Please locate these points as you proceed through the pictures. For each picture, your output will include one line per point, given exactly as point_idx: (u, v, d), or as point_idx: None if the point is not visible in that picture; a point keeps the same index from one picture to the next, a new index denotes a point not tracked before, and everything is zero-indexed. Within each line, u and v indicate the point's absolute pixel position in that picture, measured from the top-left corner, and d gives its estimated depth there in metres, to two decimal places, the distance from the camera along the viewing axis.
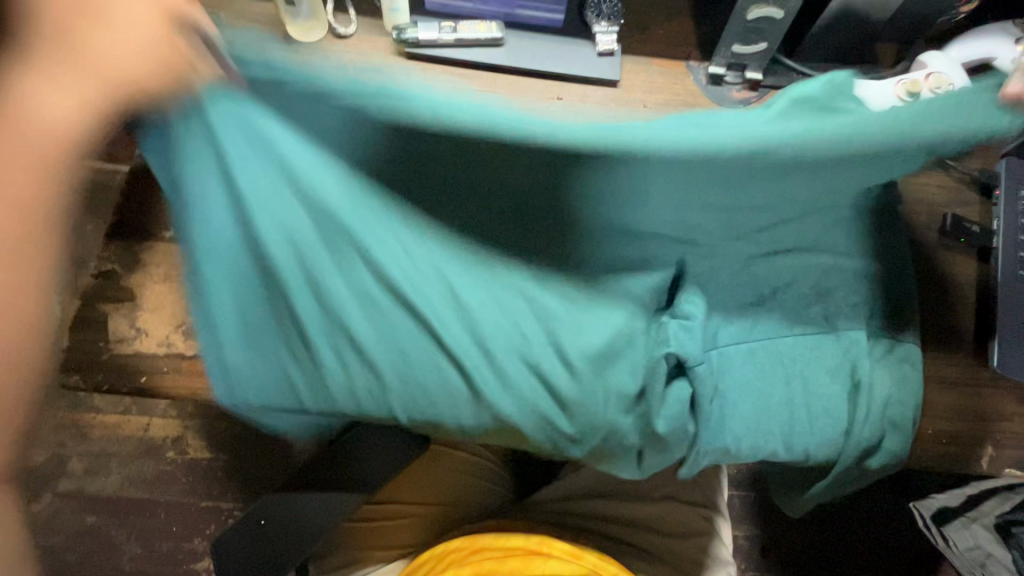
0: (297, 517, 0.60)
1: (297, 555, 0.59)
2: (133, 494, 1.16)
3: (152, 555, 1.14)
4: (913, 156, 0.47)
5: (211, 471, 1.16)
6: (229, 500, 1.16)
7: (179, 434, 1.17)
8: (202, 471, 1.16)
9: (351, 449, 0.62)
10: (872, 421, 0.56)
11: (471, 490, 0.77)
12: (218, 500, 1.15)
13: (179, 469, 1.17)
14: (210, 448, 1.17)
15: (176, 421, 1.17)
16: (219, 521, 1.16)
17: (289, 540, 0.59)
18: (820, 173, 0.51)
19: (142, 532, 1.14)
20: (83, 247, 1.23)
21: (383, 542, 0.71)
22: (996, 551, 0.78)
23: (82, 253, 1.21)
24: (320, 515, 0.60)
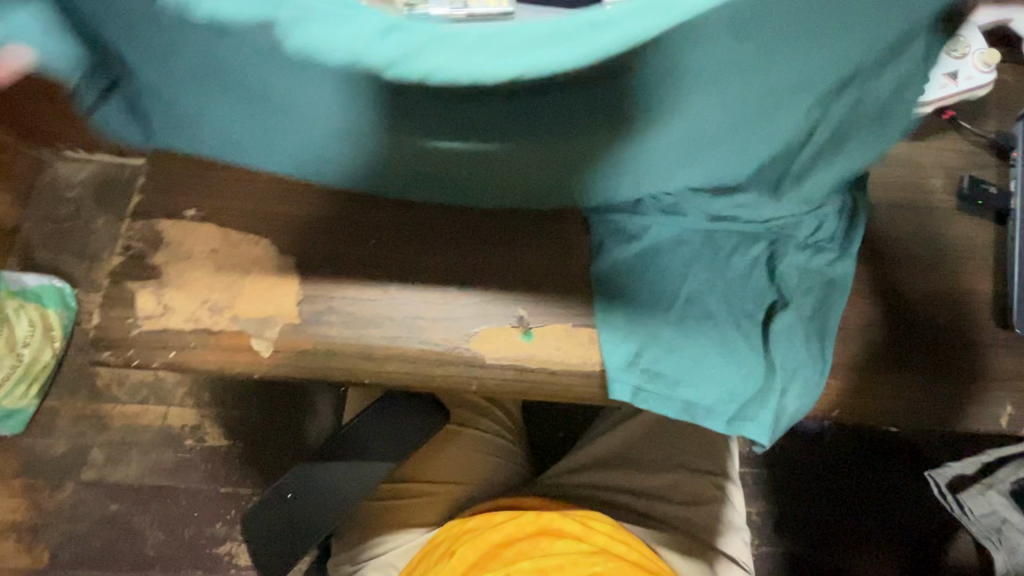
0: (320, 494, 0.60)
1: (322, 532, 0.60)
2: (154, 482, 1.18)
3: (174, 541, 1.16)
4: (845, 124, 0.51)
5: (228, 458, 1.18)
6: (247, 486, 1.17)
7: (197, 422, 1.20)
8: (220, 459, 1.18)
9: (370, 426, 0.63)
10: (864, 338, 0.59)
11: (488, 467, 0.78)
12: (236, 487, 1.17)
13: (197, 457, 1.19)
14: (227, 436, 1.19)
15: (194, 409, 1.20)
16: (238, 507, 1.18)
17: (314, 516, 0.60)
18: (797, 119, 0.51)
19: (164, 519, 1.17)
20: (98, 242, 1.27)
21: (406, 520, 0.72)
22: (1011, 515, 0.79)
23: (98, 247, 1.26)
24: (343, 491, 0.61)
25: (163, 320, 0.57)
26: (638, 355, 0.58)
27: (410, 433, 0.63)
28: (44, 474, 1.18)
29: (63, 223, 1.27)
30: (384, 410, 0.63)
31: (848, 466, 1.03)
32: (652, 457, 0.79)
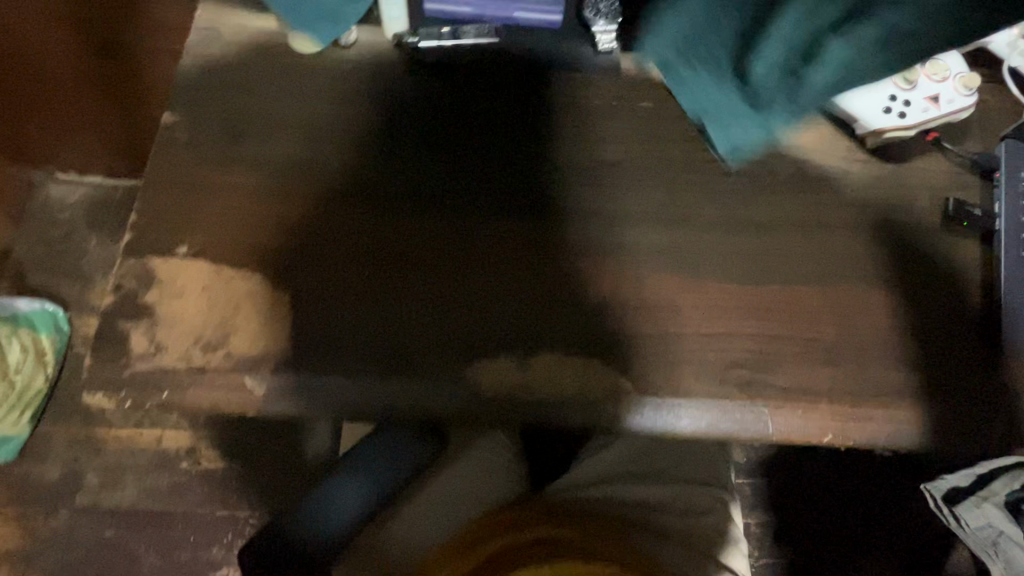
0: (316, 524, 0.60)
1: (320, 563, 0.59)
2: (150, 506, 1.17)
3: (173, 564, 1.15)
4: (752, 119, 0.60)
5: (226, 480, 1.17)
6: (246, 507, 1.17)
7: (192, 446, 1.19)
8: (217, 481, 1.18)
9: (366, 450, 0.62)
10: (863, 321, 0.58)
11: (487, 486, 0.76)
12: (235, 509, 1.17)
13: (194, 480, 1.18)
14: (223, 458, 1.18)
15: (189, 433, 1.19)
16: (237, 529, 1.17)
17: (310, 546, 0.59)
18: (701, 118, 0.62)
19: (161, 542, 1.16)
20: (88, 266, 1.27)
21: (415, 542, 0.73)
22: (1008, 529, 0.78)
23: (89, 271, 1.26)
24: (338, 522, 0.60)
25: (156, 358, 0.57)
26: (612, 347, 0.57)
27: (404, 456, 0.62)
28: (38, 500, 1.17)
29: (58, 248, 1.26)
30: (382, 434, 0.63)
31: (845, 479, 1.03)
32: (657, 471, 0.78)
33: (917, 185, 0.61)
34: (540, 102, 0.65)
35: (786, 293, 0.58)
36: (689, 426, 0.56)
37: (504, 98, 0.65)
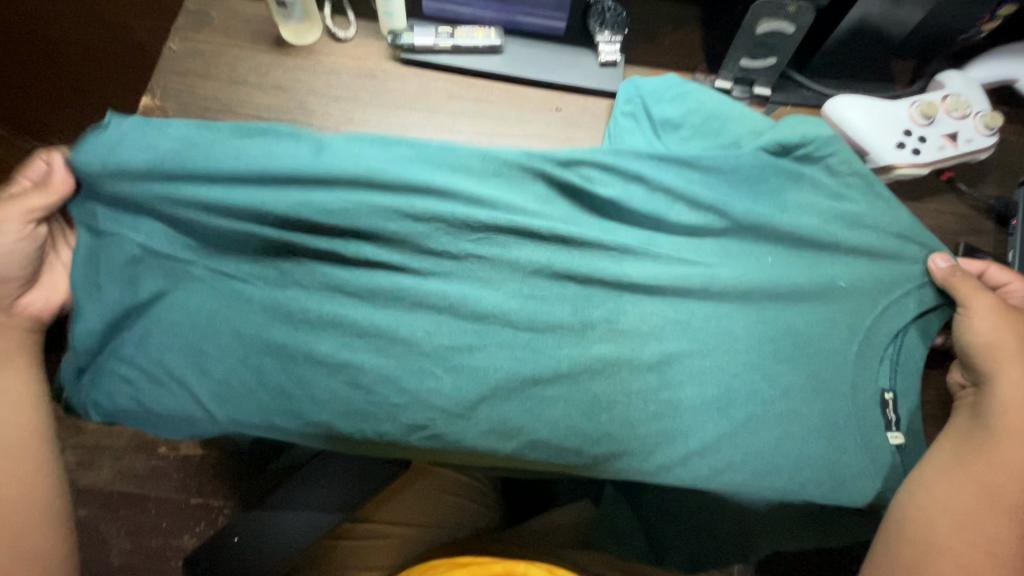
0: (273, 537, 0.53)
1: None
2: (117, 492, 1.02)
3: (140, 552, 1.01)
4: (709, 238, 0.57)
5: (177, 494, 1.03)
6: (203, 518, 1.02)
7: (138, 449, 1.04)
8: (168, 496, 1.03)
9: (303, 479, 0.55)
10: (816, 372, 0.53)
11: (456, 510, 0.67)
12: (192, 522, 1.02)
13: (146, 486, 1.03)
14: (173, 470, 1.04)
15: (134, 439, 1.05)
16: (208, 523, 1.02)
17: (261, 562, 0.52)
18: (662, 278, 0.54)
19: (127, 532, 1.01)
20: None
21: (368, 562, 0.63)
22: None
23: None
24: (295, 535, 0.53)
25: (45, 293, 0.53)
26: (595, 383, 0.51)
27: (342, 489, 0.55)
28: None
29: None
30: (328, 462, 0.56)
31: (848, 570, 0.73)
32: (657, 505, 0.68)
33: (927, 230, 0.59)
34: (534, 106, 0.61)
35: (779, 329, 0.54)
36: (687, 465, 0.50)
37: (502, 107, 0.60)
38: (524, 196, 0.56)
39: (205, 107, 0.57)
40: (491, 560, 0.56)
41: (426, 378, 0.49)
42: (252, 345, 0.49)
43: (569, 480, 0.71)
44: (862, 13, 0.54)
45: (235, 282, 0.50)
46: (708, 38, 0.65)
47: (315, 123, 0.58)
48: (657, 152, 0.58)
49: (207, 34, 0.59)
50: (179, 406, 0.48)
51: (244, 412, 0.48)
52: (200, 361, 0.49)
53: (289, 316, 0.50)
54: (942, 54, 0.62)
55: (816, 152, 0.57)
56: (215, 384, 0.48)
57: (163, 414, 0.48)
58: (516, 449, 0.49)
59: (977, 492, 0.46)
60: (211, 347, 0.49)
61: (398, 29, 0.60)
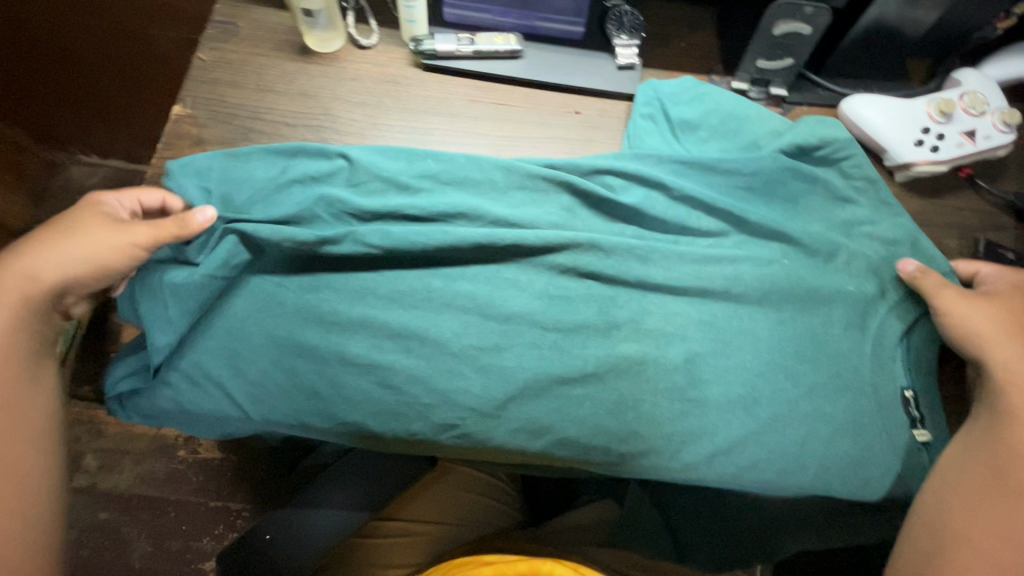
0: (305, 534, 0.54)
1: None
2: (139, 496, 1.04)
3: (162, 554, 1.02)
4: (730, 238, 0.57)
5: (198, 497, 1.04)
6: (224, 520, 1.03)
7: (159, 453, 1.06)
8: (189, 499, 1.04)
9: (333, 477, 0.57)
10: (839, 370, 0.54)
11: (479, 509, 0.68)
12: (213, 524, 1.03)
13: (167, 489, 1.04)
14: (194, 474, 1.05)
15: (155, 443, 1.06)
16: (229, 525, 1.04)
17: (294, 559, 0.53)
18: (685, 277, 0.55)
19: (150, 534, 1.02)
20: None
21: (394, 561, 0.63)
22: None
23: None
24: (326, 532, 0.54)
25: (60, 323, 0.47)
26: (621, 381, 0.51)
27: (371, 486, 0.56)
28: None
29: None
30: (356, 460, 0.57)
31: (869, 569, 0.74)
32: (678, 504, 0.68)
33: (946, 227, 0.60)
34: (554, 109, 0.62)
35: (801, 327, 0.55)
36: (714, 462, 0.50)
37: (522, 111, 0.62)
38: (548, 197, 0.57)
39: (234, 114, 0.59)
40: (515, 559, 0.56)
41: (455, 379, 0.50)
42: (286, 346, 0.50)
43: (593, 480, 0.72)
44: (878, 14, 0.55)
45: (267, 285, 0.52)
46: (723, 40, 0.66)
47: (341, 128, 0.59)
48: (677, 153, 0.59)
49: (234, 44, 0.61)
50: (217, 406, 0.50)
51: (279, 412, 0.50)
52: (236, 362, 0.50)
53: (321, 318, 0.51)
54: (957, 53, 0.63)
55: (833, 152, 0.58)
56: (250, 384, 0.50)
57: (201, 414, 0.50)
58: (544, 448, 0.50)
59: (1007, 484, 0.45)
60: (246, 349, 0.50)
61: (420, 36, 0.61)
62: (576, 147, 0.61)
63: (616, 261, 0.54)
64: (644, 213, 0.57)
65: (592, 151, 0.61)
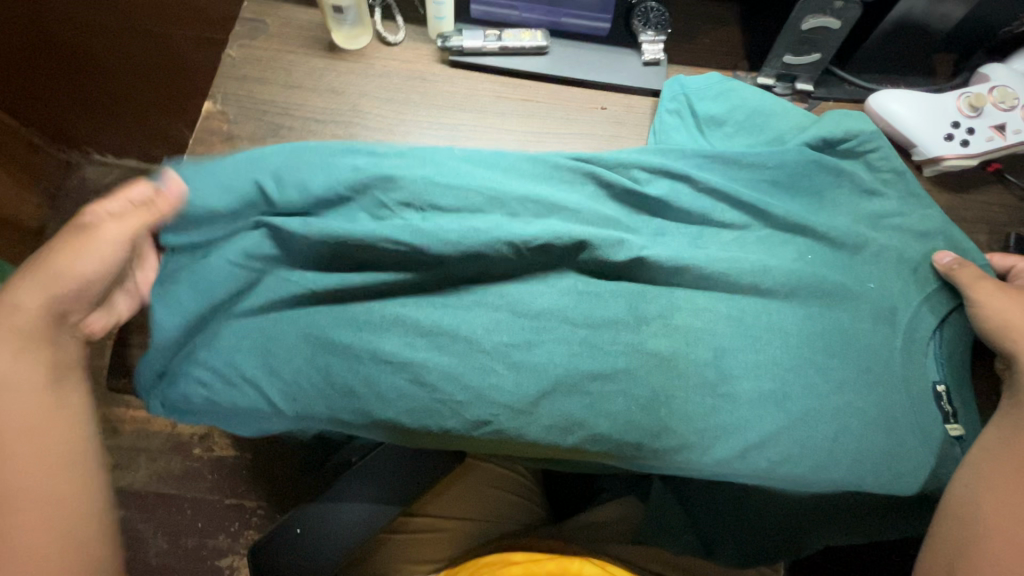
0: (335, 528, 0.54)
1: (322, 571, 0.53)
2: (156, 493, 1.04)
3: (177, 552, 1.02)
4: (758, 233, 0.57)
5: (214, 494, 1.04)
6: (240, 518, 1.03)
7: (176, 450, 1.06)
8: (206, 496, 1.04)
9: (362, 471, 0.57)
10: (870, 365, 0.53)
11: (503, 506, 0.68)
12: (229, 521, 1.03)
13: (184, 486, 1.04)
14: (210, 471, 1.05)
15: (172, 440, 1.06)
16: (245, 522, 1.04)
17: (324, 553, 0.53)
18: (714, 272, 0.55)
19: (166, 532, 1.02)
20: None
21: (419, 556, 0.64)
22: None
23: None
24: (356, 526, 0.54)
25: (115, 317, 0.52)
26: (653, 376, 0.51)
27: (400, 480, 0.56)
28: None
29: None
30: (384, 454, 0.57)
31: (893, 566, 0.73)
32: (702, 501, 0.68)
33: (974, 223, 0.60)
34: (580, 105, 0.62)
35: (832, 322, 0.54)
36: (747, 457, 0.50)
37: (549, 107, 0.62)
38: (576, 193, 0.57)
39: (263, 111, 0.59)
40: (543, 557, 0.56)
41: (487, 375, 0.50)
42: (319, 341, 0.51)
43: (615, 477, 0.72)
44: (907, 9, 0.55)
45: (300, 279, 0.52)
46: (748, 36, 0.66)
47: (369, 124, 0.60)
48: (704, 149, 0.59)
49: (262, 41, 0.62)
50: (251, 400, 0.50)
51: (313, 407, 0.50)
52: (270, 357, 0.50)
53: (354, 311, 0.51)
54: (984, 48, 0.62)
55: (861, 148, 0.58)
56: (284, 378, 0.50)
57: (236, 408, 0.50)
58: (576, 443, 0.50)
59: None
60: (280, 343, 0.51)
61: (447, 33, 0.62)
62: (602, 143, 0.61)
63: (645, 257, 0.54)
64: (672, 208, 0.57)
65: (618, 147, 0.61)
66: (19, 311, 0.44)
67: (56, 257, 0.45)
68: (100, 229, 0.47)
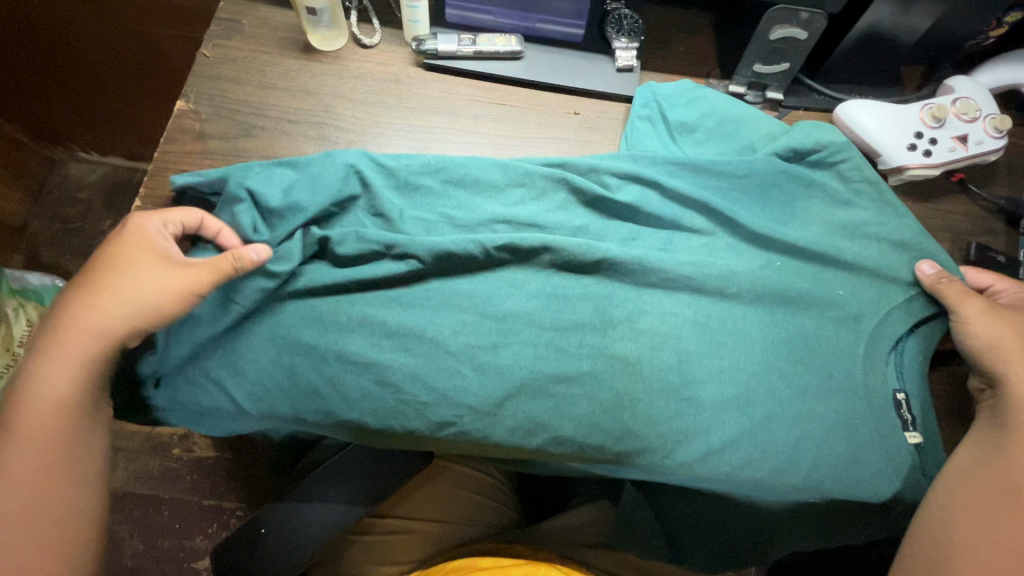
0: (299, 529, 0.54)
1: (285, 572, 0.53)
2: (134, 492, 1.03)
3: (152, 553, 1.01)
4: (726, 239, 0.58)
5: (193, 495, 1.03)
6: (218, 518, 1.03)
7: (155, 450, 1.05)
8: (184, 496, 1.03)
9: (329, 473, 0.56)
10: (832, 372, 0.54)
11: (473, 509, 0.68)
12: (207, 521, 1.03)
13: (163, 485, 1.04)
14: (189, 471, 1.04)
15: (151, 440, 1.05)
16: (222, 523, 1.03)
17: (288, 554, 0.53)
18: (681, 277, 0.55)
19: (143, 532, 1.02)
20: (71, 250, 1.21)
21: (387, 559, 0.63)
22: None
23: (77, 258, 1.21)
24: (322, 528, 0.54)
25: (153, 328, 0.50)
26: (617, 380, 0.52)
27: (366, 481, 0.56)
28: None
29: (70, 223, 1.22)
30: (350, 456, 0.57)
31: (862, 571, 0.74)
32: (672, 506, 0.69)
33: (939, 230, 0.61)
34: (554, 111, 0.63)
35: (796, 329, 0.55)
36: (710, 462, 0.51)
37: (522, 111, 0.62)
38: (547, 197, 0.57)
39: (237, 110, 0.59)
40: (508, 564, 0.56)
41: (452, 377, 0.50)
42: (284, 344, 0.51)
43: (588, 480, 0.72)
44: (872, 20, 0.56)
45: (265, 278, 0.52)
46: (721, 44, 0.67)
47: (343, 126, 0.60)
48: (674, 155, 0.59)
49: (238, 41, 0.62)
50: (214, 401, 0.50)
51: (277, 408, 0.50)
52: (235, 357, 0.50)
53: (323, 313, 0.52)
54: (950, 60, 0.64)
55: (828, 157, 0.59)
56: (248, 380, 0.50)
57: (200, 408, 0.50)
58: (540, 445, 0.50)
59: (1000, 489, 0.46)
60: (245, 343, 0.51)
61: (422, 36, 0.62)
62: (575, 148, 0.62)
63: (614, 261, 0.54)
64: (642, 213, 0.58)
65: (591, 152, 0.62)
66: (77, 328, 0.45)
67: (122, 282, 0.47)
68: (166, 261, 0.48)
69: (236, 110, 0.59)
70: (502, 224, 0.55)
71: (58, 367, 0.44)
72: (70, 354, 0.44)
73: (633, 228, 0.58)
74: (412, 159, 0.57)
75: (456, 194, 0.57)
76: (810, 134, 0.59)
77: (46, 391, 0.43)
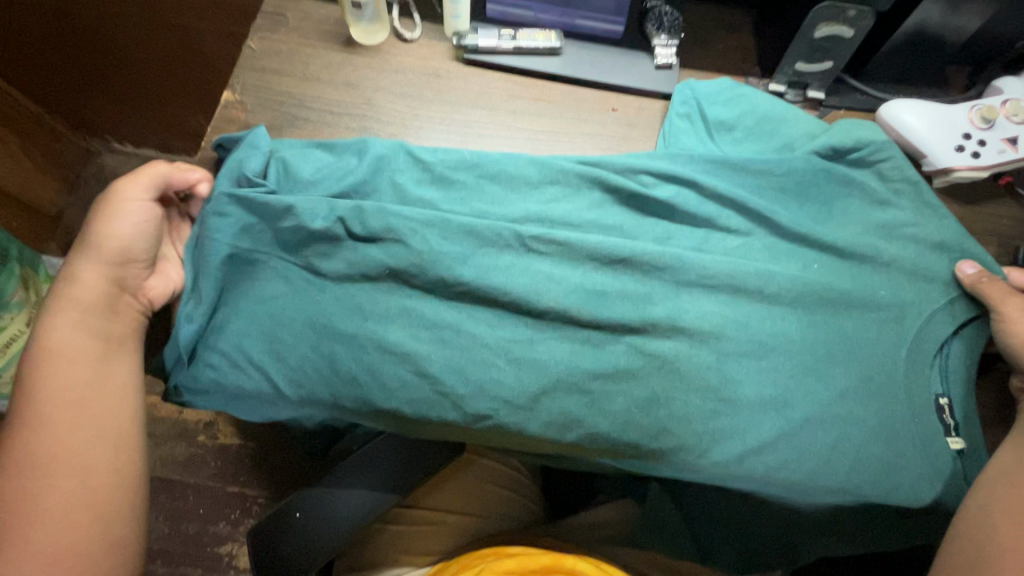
0: (332, 515, 0.55)
1: (318, 556, 0.53)
2: (161, 476, 1.05)
3: (177, 537, 1.03)
4: (764, 238, 0.57)
5: (217, 480, 1.05)
6: (241, 505, 1.04)
7: (181, 436, 1.07)
8: (209, 481, 1.05)
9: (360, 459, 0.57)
10: (872, 375, 0.53)
11: (497, 502, 0.68)
12: (231, 507, 1.04)
13: (189, 470, 1.06)
14: (214, 457, 1.06)
15: (177, 426, 1.08)
16: (245, 510, 1.05)
17: (321, 539, 0.54)
18: (720, 275, 0.55)
19: (168, 516, 1.04)
20: None
21: (413, 549, 0.64)
22: None
23: None
24: (353, 514, 0.55)
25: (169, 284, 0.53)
26: (654, 377, 0.51)
27: (397, 469, 0.57)
28: None
29: None
30: (381, 444, 0.58)
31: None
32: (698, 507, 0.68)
33: (983, 235, 0.59)
34: (592, 107, 0.63)
35: (835, 331, 0.54)
36: (746, 461, 0.50)
37: (559, 107, 0.63)
38: (584, 192, 0.58)
39: (281, 102, 0.60)
40: (538, 551, 0.56)
41: (489, 369, 0.51)
42: (325, 331, 0.51)
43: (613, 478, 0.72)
44: (922, 19, 0.55)
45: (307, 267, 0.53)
46: (761, 42, 0.66)
47: (383, 118, 0.61)
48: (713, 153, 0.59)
49: (283, 34, 0.63)
50: (256, 384, 0.51)
51: (316, 394, 0.51)
52: (276, 342, 0.51)
53: (363, 302, 0.52)
54: (1000, 61, 0.62)
55: (871, 156, 0.58)
56: (289, 365, 0.51)
57: (241, 391, 0.51)
58: (575, 440, 0.51)
59: None
60: (288, 329, 0.52)
61: (463, 31, 0.62)
62: (612, 144, 0.62)
63: (651, 257, 0.54)
64: (679, 210, 0.58)
65: (628, 148, 0.62)
66: (79, 283, 0.47)
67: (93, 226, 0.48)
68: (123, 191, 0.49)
69: (279, 101, 0.60)
70: (539, 218, 0.56)
71: (67, 327, 0.46)
72: (75, 316, 0.46)
73: (670, 224, 0.58)
74: (452, 152, 0.58)
75: (494, 187, 0.57)
76: (849, 131, 0.59)
77: (67, 352, 0.45)
